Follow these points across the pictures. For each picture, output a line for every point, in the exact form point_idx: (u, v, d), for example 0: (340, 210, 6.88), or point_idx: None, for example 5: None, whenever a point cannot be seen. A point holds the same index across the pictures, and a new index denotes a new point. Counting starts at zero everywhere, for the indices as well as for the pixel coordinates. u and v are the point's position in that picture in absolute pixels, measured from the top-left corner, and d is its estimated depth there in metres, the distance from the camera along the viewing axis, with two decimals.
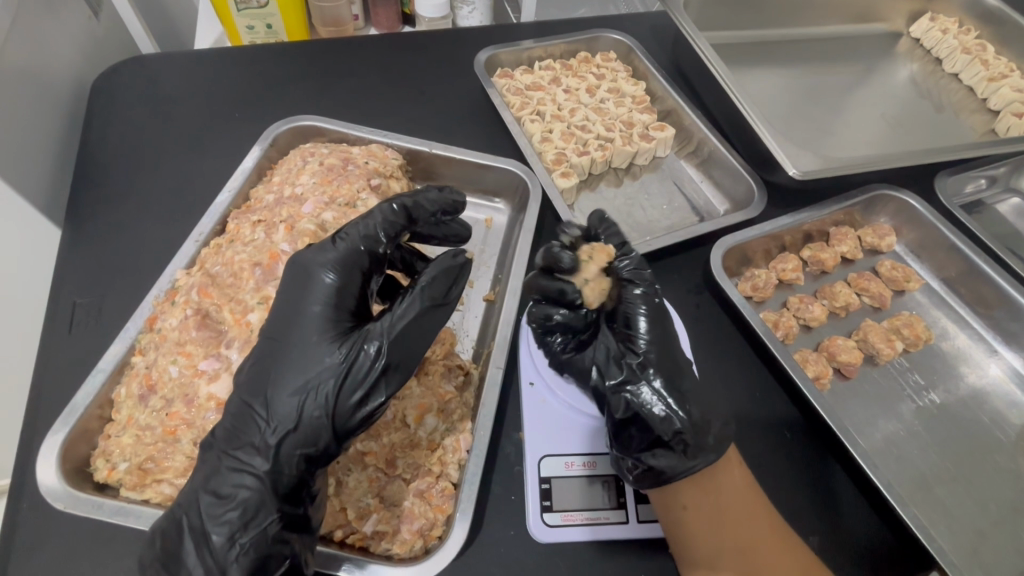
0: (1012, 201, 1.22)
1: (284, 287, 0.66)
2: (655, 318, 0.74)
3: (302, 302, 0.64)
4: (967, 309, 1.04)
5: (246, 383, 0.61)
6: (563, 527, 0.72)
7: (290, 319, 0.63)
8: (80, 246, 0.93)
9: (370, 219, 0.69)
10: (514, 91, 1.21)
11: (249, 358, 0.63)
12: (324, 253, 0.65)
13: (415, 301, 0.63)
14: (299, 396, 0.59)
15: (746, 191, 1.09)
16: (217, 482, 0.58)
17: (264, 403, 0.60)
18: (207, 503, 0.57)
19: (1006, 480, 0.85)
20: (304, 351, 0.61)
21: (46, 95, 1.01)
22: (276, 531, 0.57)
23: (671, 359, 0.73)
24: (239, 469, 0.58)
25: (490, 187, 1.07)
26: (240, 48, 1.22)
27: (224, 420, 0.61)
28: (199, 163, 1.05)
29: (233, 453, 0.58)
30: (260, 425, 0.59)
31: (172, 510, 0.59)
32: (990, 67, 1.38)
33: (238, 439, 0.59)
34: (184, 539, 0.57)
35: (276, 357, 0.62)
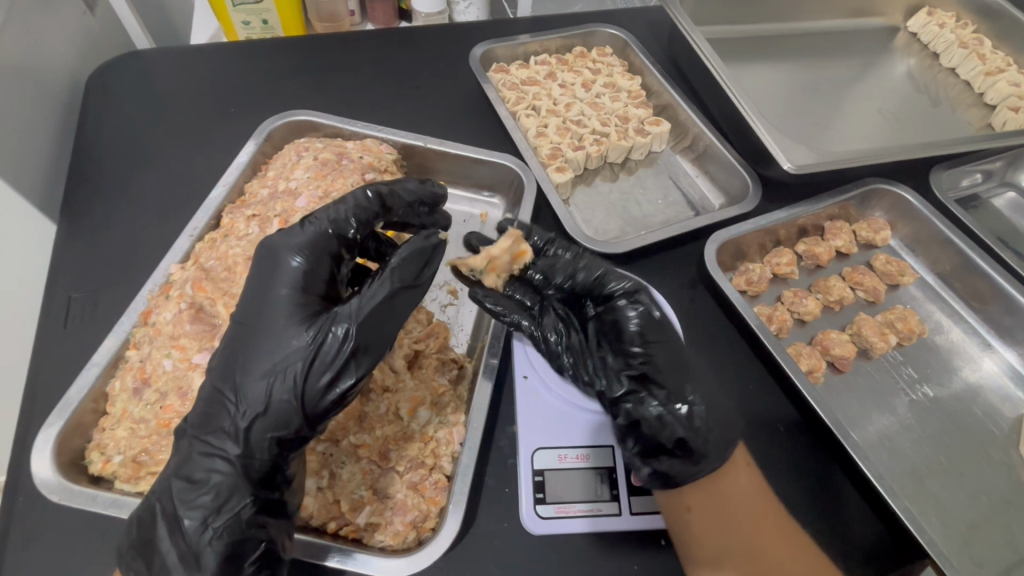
0: (1007, 195, 1.22)
1: (255, 272, 0.66)
2: (648, 323, 0.72)
3: (270, 287, 0.64)
4: (962, 303, 1.04)
5: (217, 368, 0.62)
6: (557, 519, 0.73)
7: (257, 309, 0.63)
8: (75, 241, 0.93)
9: (341, 205, 0.70)
10: (509, 86, 1.20)
11: (220, 345, 0.64)
12: (292, 238, 0.66)
13: (383, 284, 0.62)
14: (264, 382, 0.59)
15: (740, 184, 1.09)
16: (185, 468, 0.59)
17: (232, 388, 0.60)
18: (178, 489, 0.58)
19: (999, 473, 0.85)
20: (271, 342, 0.61)
21: (40, 90, 1.01)
22: (249, 515, 0.58)
23: (673, 365, 0.71)
24: (210, 453, 0.58)
25: (485, 182, 1.07)
26: (235, 43, 1.22)
27: (195, 406, 0.61)
28: (194, 158, 1.05)
29: (204, 438, 0.59)
30: (230, 409, 0.59)
31: (147, 497, 0.59)
32: (987, 61, 1.38)
33: (210, 423, 0.60)
34: (158, 524, 0.58)
35: (243, 345, 0.62)
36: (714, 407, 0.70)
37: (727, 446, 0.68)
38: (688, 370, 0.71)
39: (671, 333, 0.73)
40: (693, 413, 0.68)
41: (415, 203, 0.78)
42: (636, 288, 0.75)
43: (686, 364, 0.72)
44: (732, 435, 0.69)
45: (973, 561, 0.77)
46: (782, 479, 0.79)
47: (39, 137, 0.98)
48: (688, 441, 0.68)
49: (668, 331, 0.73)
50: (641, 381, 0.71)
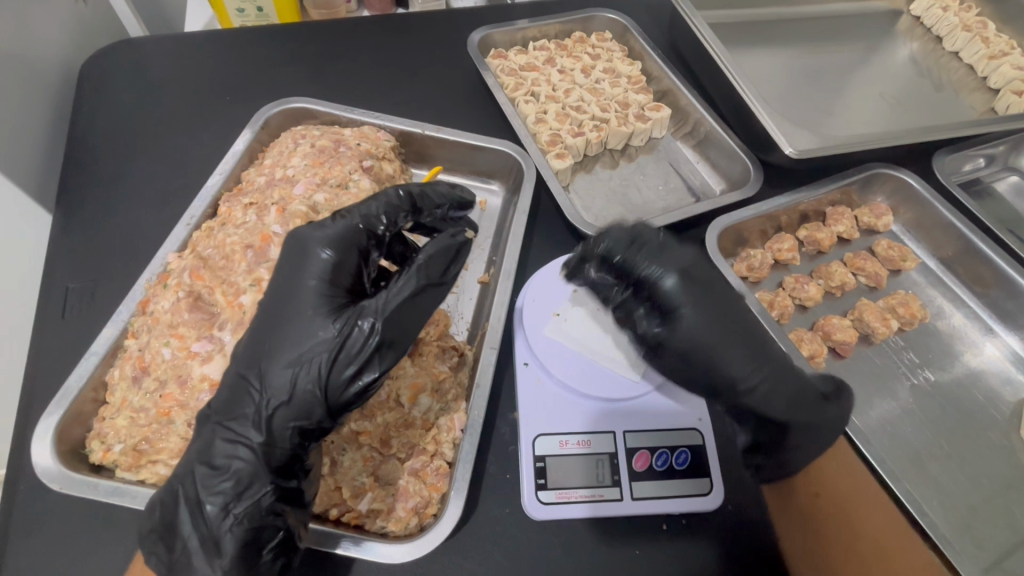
0: (1010, 179, 1.21)
1: (284, 260, 0.66)
2: (667, 344, 0.70)
3: (299, 277, 0.64)
4: (963, 288, 1.04)
5: (243, 355, 0.62)
6: (559, 504, 0.73)
7: (283, 300, 0.63)
8: (71, 231, 0.92)
9: (375, 202, 0.70)
10: (507, 71, 1.19)
11: (245, 333, 0.64)
12: (323, 230, 0.66)
13: (410, 279, 0.63)
14: (290, 370, 0.59)
15: (741, 170, 1.09)
16: (207, 451, 0.59)
17: (257, 375, 0.60)
18: (202, 472, 0.58)
19: (1000, 456, 0.85)
20: (294, 332, 0.61)
21: (33, 78, 0.99)
22: (269, 503, 0.59)
23: (718, 372, 0.69)
24: (232, 440, 0.59)
25: (484, 169, 1.06)
26: (230, 30, 1.20)
27: (219, 392, 0.61)
28: (190, 147, 1.04)
29: (227, 424, 0.59)
30: (255, 397, 0.59)
31: (170, 479, 0.60)
32: (990, 45, 1.37)
33: (233, 410, 0.60)
34: (180, 509, 0.58)
35: (271, 333, 0.62)
36: (783, 392, 0.70)
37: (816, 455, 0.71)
38: (758, 357, 0.69)
39: (710, 330, 0.69)
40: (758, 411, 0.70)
41: (445, 206, 0.79)
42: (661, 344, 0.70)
43: (756, 355, 0.69)
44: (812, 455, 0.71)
45: (973, 542, 0.77)
46: None
47: (33, 126, 0.97)
48: (763, 439, 0.72)
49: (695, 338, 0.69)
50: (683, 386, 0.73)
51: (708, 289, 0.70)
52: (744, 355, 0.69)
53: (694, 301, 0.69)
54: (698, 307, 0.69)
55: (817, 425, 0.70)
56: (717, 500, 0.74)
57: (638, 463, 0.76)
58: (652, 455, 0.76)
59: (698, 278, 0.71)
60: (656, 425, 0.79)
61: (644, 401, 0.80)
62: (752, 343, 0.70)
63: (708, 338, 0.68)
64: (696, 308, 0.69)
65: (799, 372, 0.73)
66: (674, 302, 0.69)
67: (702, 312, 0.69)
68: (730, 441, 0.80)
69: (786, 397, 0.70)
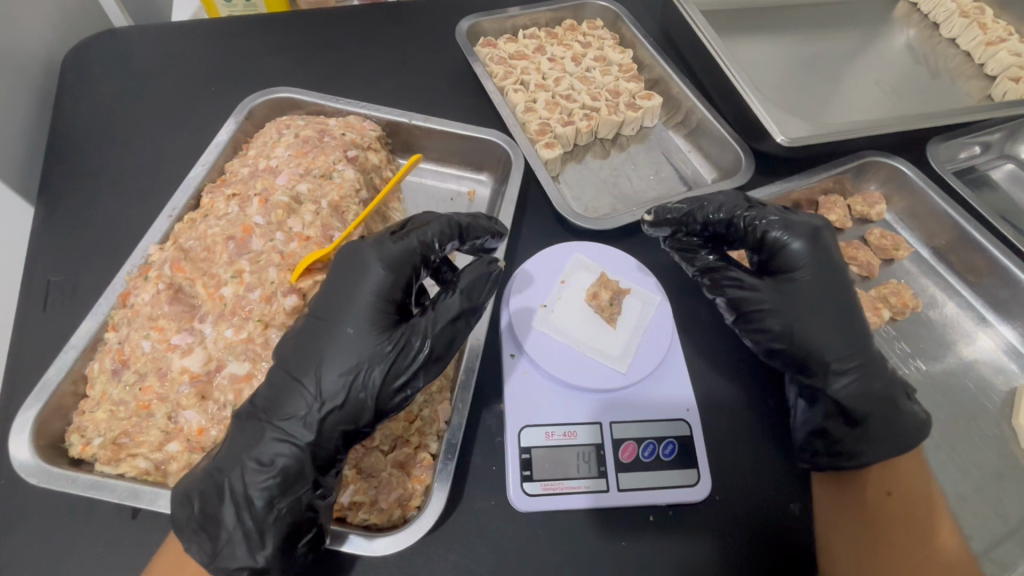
0: (1005, 166, 1.20)
1: (336, 269, 0.67)
2: (772, 299, 0.79)
3: (354, 286, 0.65)
4: (956, 278, 1.02)
5: (291, 359, 0.63)
6: (544, 496, 0.72)
7: (336, 303, 0.65)
8: (53, 224, 0.91)
9: (430, 226, 0.71)
10: (496, 60, 1.17)
11: (291, 334, 0.65)
12: (383, 247, 0.67)
13: (455, 301, 0.67)
14: (344, 372, 0.61)
15: (733, 159, 1.07)
16: (256, 446, 0.60)
17: (304, 378, 0.62)
18: (251, 467, 0.59)
19: (991, 445, 0.85)
20: (350, 335, 0.63)
21: (16, 69, 0.97)
22: (309, 499, 0.60)
23: (813, 336, 0.77)
24: (282, 439, 0.60)
25: (472, 159, 1.04)
26: (215, 20, 1.18)
27: (263, 390, 0.62)
28: (173, 138, 1.03)
29: (277, 423, 0.60)
30: (307, 398, 0.61)
31: (208, 471, 0.59)
32: (988, 31, 1.35)
33: (281, 410, 0.61)
34: (224, 503, 0.59)
35: (325, 336, 0.63)
36: (869, 376, 0.76)
37: (892, 441, 0.74)
38: (855, 339, 0.77)
39: (808, 300, 0.78)
40: (844, 384, 0.76)
41: (484, 239, 0.78)
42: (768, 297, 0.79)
43: (853, 337, 0.77)
44: (878, 447, 0.74)
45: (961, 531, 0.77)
46: (765, 456, 0.78)
47: (14, 116, 0.95)
48: (831, 425, 0.75)
49: (799, 303, 0.78)
50: (765, 349, 0.80)
51: (828, 263, 0.80)
52: (836, 330, 0.77)
53: (812, 268, 0.79)
54: (812, 276, 0.79)
55: (898, 418, 0.75)
56: (704, 491, 0.74)
57: (625, 454, 0.75)
58: (639, 446, 0.76)
59: (822, 257, 0.80)
60: (643, 416, 0.78)
61: (634, 391, 0.80)
62: (852, 325, 0.78)
63: (811, 305, 0.78)
64: (809, 279, 0.79)
65: (891, 373, 0.78)
66: (798, 263, 0.79)
67: (813, 283, 0.79)
68: (716, 430, 0.80)
69: (875, 380, 0.76)
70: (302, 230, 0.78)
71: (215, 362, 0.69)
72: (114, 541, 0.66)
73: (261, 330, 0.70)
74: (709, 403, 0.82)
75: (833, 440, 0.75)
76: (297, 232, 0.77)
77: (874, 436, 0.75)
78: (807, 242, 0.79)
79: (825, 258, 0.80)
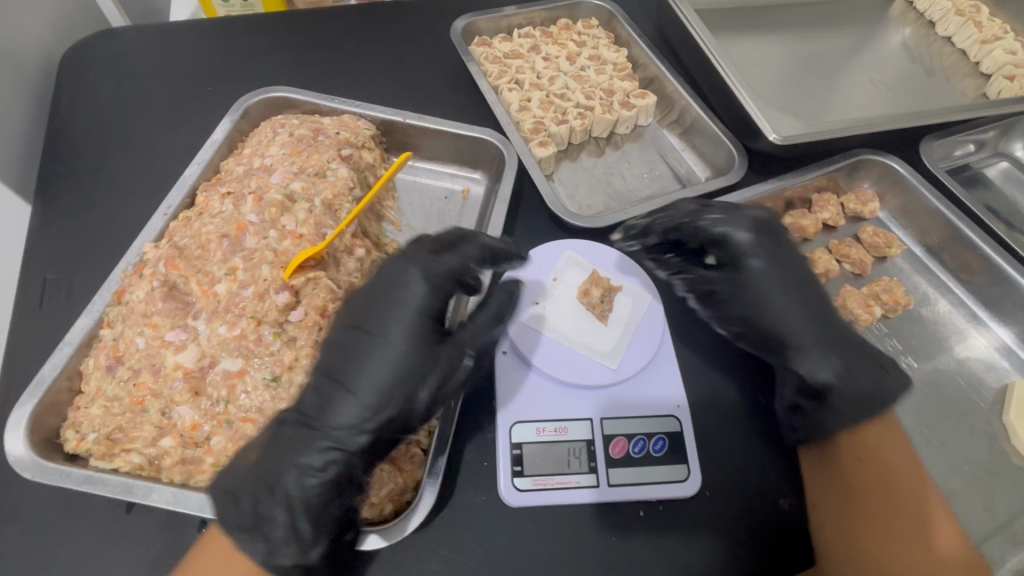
0: (1000, 164, 1.20)
1: (378, 282, 0.69)
2: (728, 289, 0.81)
3: (396, 300, 0.68)
4: (949, 276, 1.03)
5: (335, 368, 0.66)
6: (534, 491, 0.73)
7: (380, 319, 0.67)
8: (49, 223, 0.92)
9: (471, 246, 0.72)
10: (491, 59, 1.17)
11: (331, 344, 0.67)
12: (426, 262, 0.69)
13: (491, 320, 0.72)
14: (394, 384, 0.64)
15: (726, 157, 1.07)
16: (307, 454, 0.62)
17: (350, 389, 0.64)
18: (304, 472, 0.61)
19: (981, 441, 0.85)
20: (396, 349, 0.65)
21: (13, 68, 0.98)
22: (354, 503, 0.63)
23: (773, 319, 0.78)
24: (332, 445, 0.62)
25: (465, 157, 1.05)
26: (211, 20, 1.19)
27: (307, 398, 0.65)
28: (169, 137, 1.03)
29: (327, 431, 0.63)
30: (355, 407, 0.63)
31: (258, 474, 0.61)
32: (983, 29, 1.35)
33: (329, 418, 0.63)
34: (275, 504, 0.60)
35: (368, 349, 0.66)
36: (832, 343, 0.77)
37: (871, 404, 0.73)
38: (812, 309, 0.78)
39: (762, 284, 0.79)
40: (810, 361, 0.76)
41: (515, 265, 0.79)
42: (726, 287, 0.81)
43: (810, 308, 0.78)
44: (862, 412, 0.73)
45: None
46: (755, 452, 0.79)
47: (13, 115, 0.96)
48: (804, 402, 0.76)
49: (755, 288, 0.80)
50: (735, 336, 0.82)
51: (774, 243, 0.81)
52: (793, 305, 0.78)
53: (761, 252, 0.80)
54: (763, 261, 0.80)
55: (869, 389, 0.74)
56: (693, 487, 0.74)
57: (615, 450, 0.76)
58: (629, 442, 0.76)
59: (771, 242, 0.81)
60: (635, 413, 0.79)
61: (625, 387, 0.81)
62: (806, 298, 0.79)
63: (766, 288, 0.79)
64: (761, 264, 0.80)
65: (855, 338, 0.78)
66: (746, 251, 0.80)
67: (764, 267, 0.80)
68: (707, 426, 0.80)
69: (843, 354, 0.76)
70: (295, 228, 0.78)
71: (209, 358, 0.69)
72: (108, 535, 0.67)
73: (254, 326, 0.70)
74: (700, 399, 0.83)
75: (807, 416, 0.75)
76: (290, 230, 0.78)
77: (843, 408, 0.73)
78: (752, 230, 0.81)
79: (774, 242, 0.81)
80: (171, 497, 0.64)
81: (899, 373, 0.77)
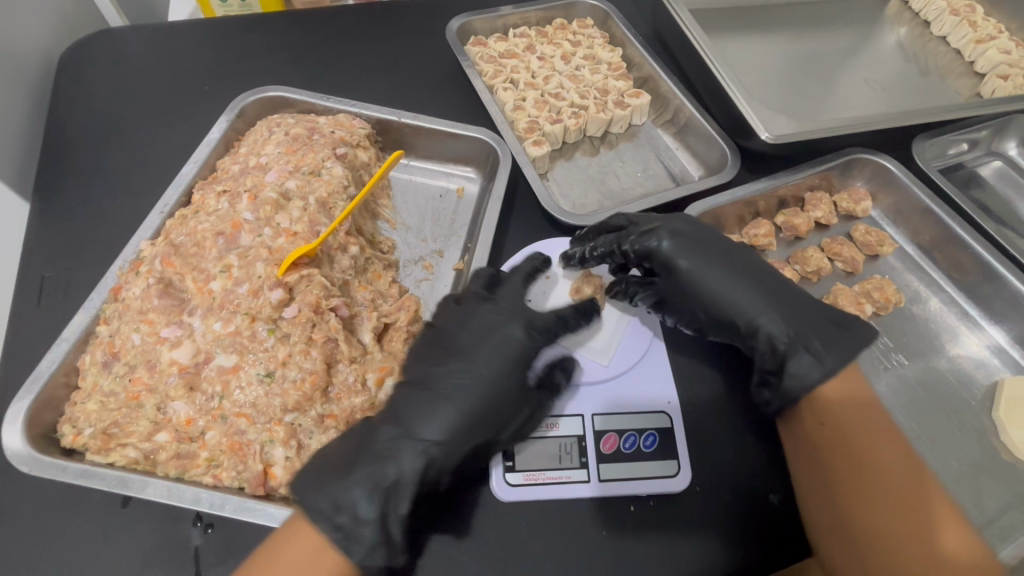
0: (993, 163, 1.21)
1: (491, 311, 0.76)
2: (671, 290, 0.81)
3: (512, 333, 0.74)
4: (941, 275, 1.03)
5: (457, 389, 0.70)
6: (526, 486, 0.74)
7: (486, 345, 0.73)
8: (48, 221, 0.93)
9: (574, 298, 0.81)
10: (487, 59, 1.18)
11: (449, 369, 0.72)
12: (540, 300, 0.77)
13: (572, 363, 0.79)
14: (498, 409, 0.70)
15: (719, 156, 1.08)
16: (405, 462, 0.65)
17: (456, 409, 0.69)
18: (407, 481, 0.64)
19: (971, 438, 0.86)
20: (503, 374, 0.71)
21: (12, 67, 0.99)
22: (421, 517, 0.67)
23: (717, 307, 0.78)
24: (433, 462, 0.66)
25: (460, 156, 1.06)
26: (209, 20, 1.20)
27: (422, 411, 0.68)
28: (167, 136, 1.04)
29: (439, 450, 0.66)
30: (470, 431, 0.68)
31: (368, 477, 0.63)
32: (978, 29, 1.36)
33: (446, 438, 0.67)
34: (372, 504, 0.62)
35: (475, 371, 0.71)
36: (778, 307, 0.77)
37: (829, 350, 0.73)
38: (752, 282, 0.79)
39: (696, 279, 0.79)
40: (763, 337, 0.76)
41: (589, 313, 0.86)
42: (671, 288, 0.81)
43: (749, 278, 0.79)
44: (829, 361, 0.72)
45: None
46: (745, 448, 0.79)
47: (12, 114, 0.97)
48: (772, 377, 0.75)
49: (694, 283, 0.79)
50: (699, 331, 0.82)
51: (695, 230, 0.82)
52: (735, 284, 0.78)
53: (687, 247, 0.80)
54: (690, 259, 0.79)
55: (824, 348, 0.73)
56: (684, 482, 0.75)
57: (606, 446, 0.76)
58: (620, 438, 0.77)
59: (694, 236, 0.81)
60: (627, 409, 0.80)
61: (616, 383, 0.82)
62: (744, 272, 0.79)
63: (703, 281, 0.79)
64: (692, 260, 0.79)
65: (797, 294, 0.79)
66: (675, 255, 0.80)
67: (694, 262, 0.79)
68: (698, 423, 0.81)
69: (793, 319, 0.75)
70: (290, 226, 0.79)
71: (203, 354, 0.70)
72: (104, 528, 0.68)
73: (249, 323, 0.71)
74: (691, 395, 0.83)
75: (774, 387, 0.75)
76: (285, 228, 0.79)
77: (801, 370, 0.72)
78: (671, 233, 0.81)
79: (697, 236, 0.81)
80: (167, 490, 0.65)
81: (856, 325, 0.76)
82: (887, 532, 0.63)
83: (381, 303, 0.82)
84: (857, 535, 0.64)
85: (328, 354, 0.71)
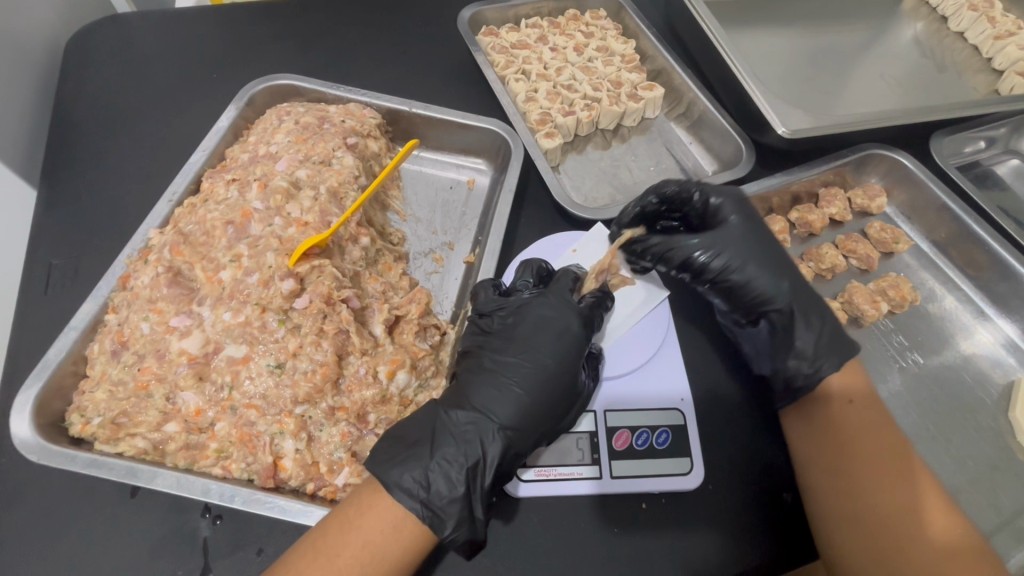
0: (1010, 161, 1.19)
1: (549, 305, 0.76)
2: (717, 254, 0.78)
3: (566, 327, 0.74)
4: (957, 272, 1.02)
5: (522, 376, 0.70)
6: (537, 482, 0.73)
7: (546, 337, 0.73)
8: (55, 207, 0.92)
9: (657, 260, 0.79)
10: (499, 49, 1.17)
11: (511, 356, 0.72)
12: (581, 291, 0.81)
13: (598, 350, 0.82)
14: (560, 399, 0.70)
15: (734, 150, 1.06)
16: (487, 444, 0.65)
17: (524, 393, 0.69)
18: (489, 462, 0.65)
19: (986, 438, 0.85)
20: (565, 365, 0.71)
21: (19, 52, 0.98)
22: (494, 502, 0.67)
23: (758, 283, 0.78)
24: (512, 445, 0.67)
25: (471, 147, 1.04)
26: (216, 6, 1.18)
27: (494, 395, 0.68)
28: (174, 124, 1.03)
29: (515, 433, 0.67)
30: (541, 413, 0.69)
31: (455, 457, 0.64)
32: (997, 25, 1.33)
33: (518, 420, 0.67)
34: (465, 483, 0.63)
35: (537, 360, 0.71)
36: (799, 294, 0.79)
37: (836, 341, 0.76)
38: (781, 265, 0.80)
39: (756, 243, 0.78)
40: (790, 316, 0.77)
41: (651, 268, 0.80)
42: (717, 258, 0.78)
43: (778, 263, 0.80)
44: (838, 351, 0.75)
45: None
46: (757, 445, 0.78)
47: (19, 100, 0.96)
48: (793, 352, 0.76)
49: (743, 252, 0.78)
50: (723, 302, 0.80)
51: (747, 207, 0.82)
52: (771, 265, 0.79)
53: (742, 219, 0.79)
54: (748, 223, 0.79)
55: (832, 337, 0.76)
56: (697, 480, 0.74)
57: (618, 442, 0.76)
58: (632, 435, 0.76)
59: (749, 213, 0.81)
60: (639, 406, 0.79)
61: (631, 378, 0.82)
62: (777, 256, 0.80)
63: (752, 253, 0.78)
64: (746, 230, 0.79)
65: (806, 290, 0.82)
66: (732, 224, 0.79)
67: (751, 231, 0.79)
68: (709, 420, 0.80)
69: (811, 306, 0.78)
70: (300, 216, 0.78)
71: (213, 344, 0.69)
72: (113, 518, 0.67)
73: (259, 313, 0.70)
74: (703, 393, 0.82)
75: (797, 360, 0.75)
76: (296, 217, 0.78)
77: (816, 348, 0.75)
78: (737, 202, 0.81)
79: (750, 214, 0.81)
80: (175, 481, 0.64)
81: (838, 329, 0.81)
82: (890, 510, 0.65)
83: (392, 295, 0.81)
84: (859, 521, 0.65)
85: (339, 346, 0.71)
